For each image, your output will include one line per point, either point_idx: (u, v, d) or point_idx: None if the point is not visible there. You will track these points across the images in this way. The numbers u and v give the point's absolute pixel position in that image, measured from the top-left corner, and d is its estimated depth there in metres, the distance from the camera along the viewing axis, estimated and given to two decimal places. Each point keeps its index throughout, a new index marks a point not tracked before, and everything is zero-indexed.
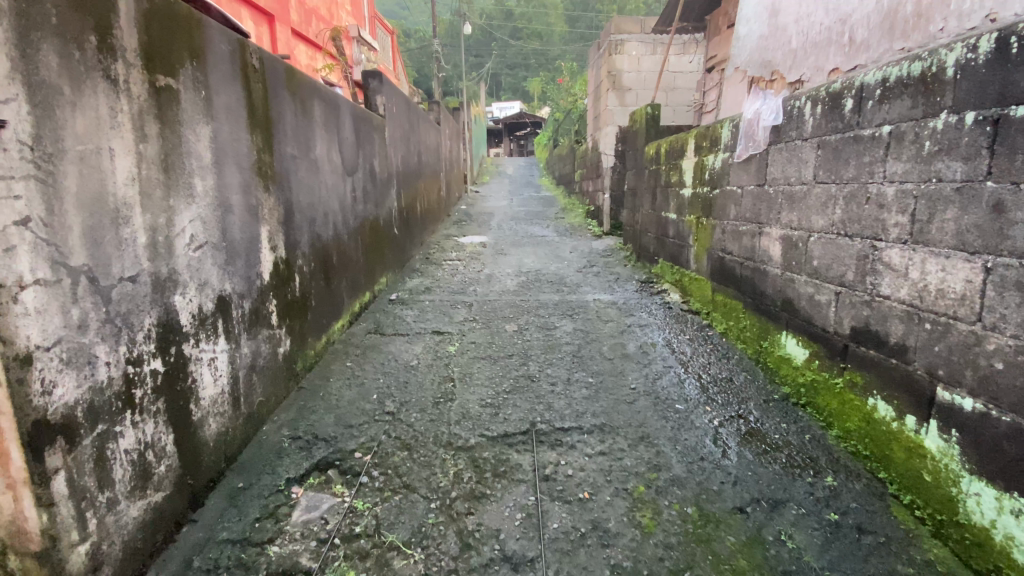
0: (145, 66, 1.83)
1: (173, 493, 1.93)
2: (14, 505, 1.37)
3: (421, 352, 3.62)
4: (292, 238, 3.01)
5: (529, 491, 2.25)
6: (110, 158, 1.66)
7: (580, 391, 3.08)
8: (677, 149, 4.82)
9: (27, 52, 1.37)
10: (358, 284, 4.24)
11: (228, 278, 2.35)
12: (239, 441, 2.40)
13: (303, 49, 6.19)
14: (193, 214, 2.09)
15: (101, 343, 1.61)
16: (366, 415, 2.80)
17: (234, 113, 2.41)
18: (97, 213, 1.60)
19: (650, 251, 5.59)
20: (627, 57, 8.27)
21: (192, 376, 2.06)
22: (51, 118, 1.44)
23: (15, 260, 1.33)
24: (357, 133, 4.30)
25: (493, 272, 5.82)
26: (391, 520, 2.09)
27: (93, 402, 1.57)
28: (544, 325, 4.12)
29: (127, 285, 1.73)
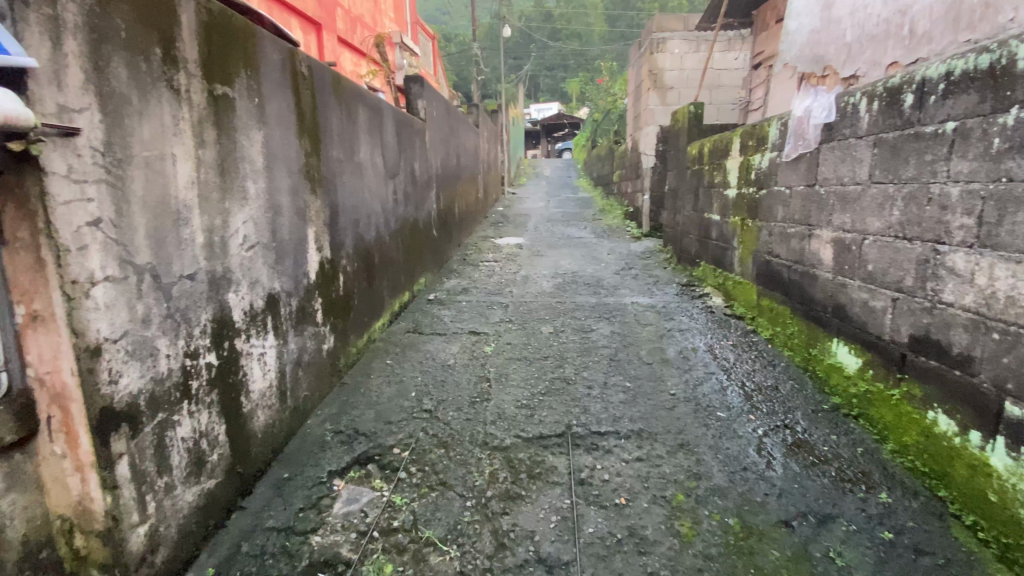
0: (205, 77, 1.94)
1: (225, 481, 2.03)
2: (82, 487, 1.47)
3: (457, 352, 3.66)
4: (337, 239, 3.11)
5: (564, 494, 2.24)
6: (172, 162, 1.77)
7: (617, 395, 3.04)
8: (722, 148, 4.69)
9: (99, 65, 1.48)
10: (398, 284, 4.33)
11: (277, 277, 2.45)
12: (285, 434, 2.50)
13: (349, 57, 6.40)
14: (245, 216, 2.19)
15: (161, 337, 1.71)
16: (404, 412, 2.86)
17: (285, 119, 2.52)
18: (159, 215, 1.71)
19: (692, 253, 5.45)
20: (670, 56, 8.06)
21: (243, 370, 2.16)
22: (120, 126, 1.55)
23: (87, 257, 1.43)
24: (399, 137, 4.40)
25: (529, 274, 5.82)
26: (428, 516, 2.12)
27: (154, 392, 1.67)
28: (580, 328, 4.09)
29: (185, 283, 1.83)
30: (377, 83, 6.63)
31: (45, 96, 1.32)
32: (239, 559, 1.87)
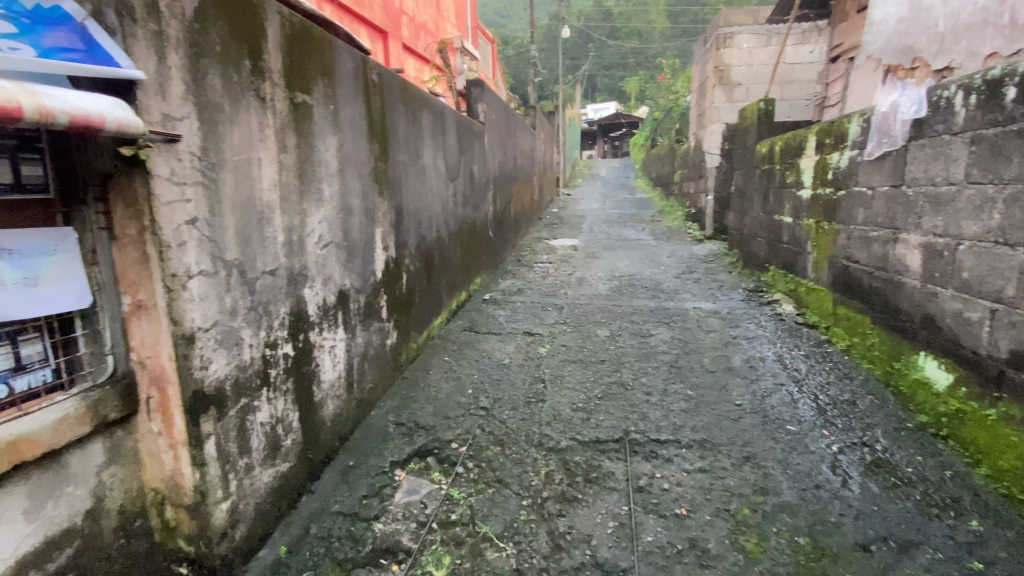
0: (287, 85, 2.07)
1: (297, 465, 2.16)
2: (175, 463, 1.62)
3: (513, 352, 3.69)
4: (401, 238, 3.23)
5: (621, 500, 2.20)
6: (257, 166, 1.90)
7: (677, 403, 2.95)
8: (795, 147, 4.44)
9: (197, 77, 1.62)
10: (456, 283, 4.43)
11: (348, 274, 2.57)
12: (351, 423, 2.62)
13: (413, 64, 6.63)
14: (321, 216, 2.32)
15: (246, 328, 1.85)
16: (462, 408, 2.92)
17: (357, 124, 2.65)
18: (246, 215, 1.84)
19: (760, 257, 5.20)
20: (737, 50, 7.75)
21: (315, 361, 2.29)
22: (215, 132, 1.69)
23: (185, 253, 1.57)
24: (460, 140, 4.50)
25: (584, 275, 5.77)
26: (485, 511, 2.16)
27: (238, 378, 1.81)
28: (638, 332, 4.00)
29: (267, 278, 1.96)
30: (439, 88, 6.82)
31: (153, 106, 1.46)
32: (309, 539, 1.99)
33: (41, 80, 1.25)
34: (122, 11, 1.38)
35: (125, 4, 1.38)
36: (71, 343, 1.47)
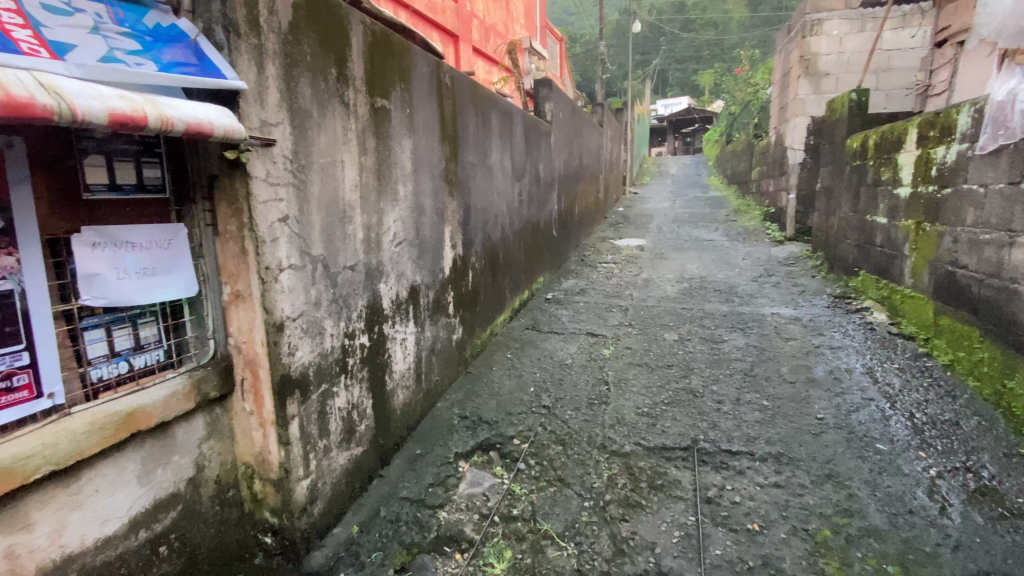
0: (368, 91, 2.18)
1: (369, 449, 2.28)
2: (264, 440, 1.77)
3: (576, 352, 3.67)
4: (469, 237, 3.31)
5: (688, 510, 2.13)
6: (341, 168, 2.03)
7: (752, 414, 2.80)
8: (892, 141, 4.06)
9: (290, 85, 1.75)
10: (519, 282, 4.47)
11: (419, 271, 2.68)
12: (418, 413, 2.73)
13: (483, 65, 6.75)
14: (395, 214, 2.43)
15: (328, 319, 1.98)
16: (524, 406, 2.95)
17: (430, 126, 2.74)
18: (330, 213, 1.97)
19: (849, 261, 4.81)
20: (826, 38, 7.17)
21: (388, 352, 2.41)
22: (305, 136, 1.82)
23: (277, 248, 1.70)
24: (527, 139, 4.53)
25: (651, 277, 5.61)
26: (546, 509, 2.17)
27: (320, 365, 1.94)
28: (709, 338, 3.84)
29: (347, 272, 2.08)
30: (507, 88, 6.90)
31: (253, 113, 1.60)
32: (379, 521, 2.09)
33: (163, 92, 1.39)
34: (228, 28, 1.52)
35: (231, 21, 1.52)
36: (181, 328, 1.65)
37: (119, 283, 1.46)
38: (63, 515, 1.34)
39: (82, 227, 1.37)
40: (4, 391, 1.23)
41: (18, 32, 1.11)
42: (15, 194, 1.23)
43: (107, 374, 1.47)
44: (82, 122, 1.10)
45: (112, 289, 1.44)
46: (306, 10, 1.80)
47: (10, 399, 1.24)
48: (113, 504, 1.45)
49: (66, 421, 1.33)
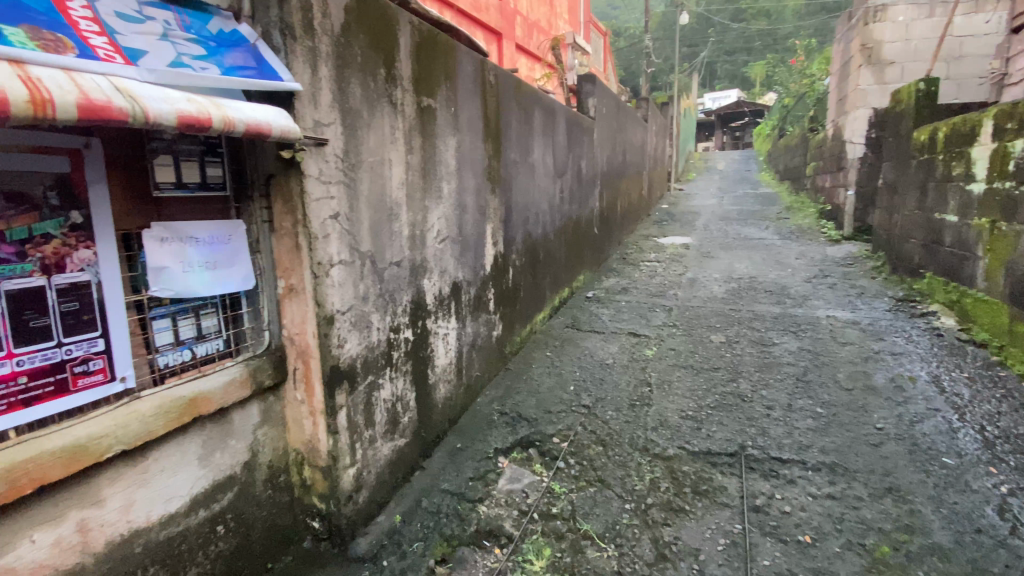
0: (415, 90, 2.22)
1: (412, 441, 2.33)
2: (314, 428, 1.84)
3: (617, 352, 3.61)
4: (510, 234, 3.32)
5: (734, 518, 2.06)
6: (388, 166, 2.07)
7: (804, 421, 2.68)
8: (964, 133, 3.78)
9: (342, 86, 1.80)
10: (559, 280, 4.44)
11: (462, 267, 2.71)
12: (459, 408, 2.76)
13: (526, 62, 6.74)
14: (439, 212, 2.46)
15: (375, 313, 2.03)
16: (564, 404, 2.93)
17: (474, 124, 2.77)
18: (378, 210, 2.02)
19: (914, 261, 4.50)
20: (891, 24, 6.72)
21: (430, 347, 2.45)
22: (355, 136, 1.87)
23: (329, 244, 1.76)
24: (569, 136, 4.50)
25: (696, 276, 5.45)
26: (586, 509, 2.15)
27: (367, 357, 2.00)
28: (759, 341, 3.69)
29: (393, 268, 2.13)
30: (550, 85, 6.86)
31: (307, 114, 1.66)
32: (420, 512, 2.14)
33: (225, 95, 1.46)
34: (285, 32, 1.58)
35: (288, 25, 1.58)
36: (238, 319, 1.74)
37: (184, 276, 1.55)
38: (131, 492, 1.43)
39: (151, 223, 1.46)
40: (81, 373, 1.33)
41: (96, 40, 1.19)
42: (93, 191, 1.32)
43: (172, 360, 1.56)
44: (154, 123, 1.17)
45: (178, 281, 1.53)
46: (357, 13, 1.85)
47: (86, 381, 1.34)
48: (176, 484, 1.54)
49: (135, 404, 1.42)
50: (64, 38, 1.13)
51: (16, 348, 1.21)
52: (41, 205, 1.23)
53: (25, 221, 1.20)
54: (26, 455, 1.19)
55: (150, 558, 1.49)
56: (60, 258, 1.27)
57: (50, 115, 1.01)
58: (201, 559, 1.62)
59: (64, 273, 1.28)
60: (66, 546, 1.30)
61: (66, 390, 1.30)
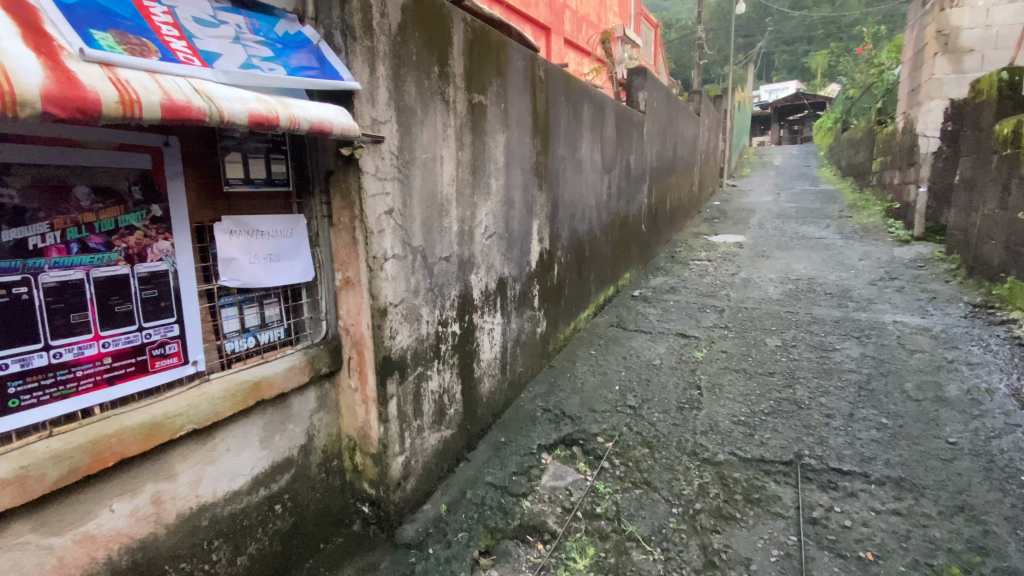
0: (466, 87, 2.24)
1: (457, 433, 2.37)
2: (366, 416, 1.90)
3: (664, 353, 3.53)
4: (556, 230, 3.31)
5: (789, 529, 1.97)
6: (440, 163, 2.11)
7: (867, 432, 2.53)
8: None
9: (398, 84, 1.85)
10: (605, 277, 4.38)
11: (508, 263, 2.72)
12: (503, 402, 2.79)
13: (574, 57, 6.66)
14: (488, 208, 2.49)
15: (425, 306, 2.08)
16: (609, 404, 2.90)
17: (523, 120, 2.77)
18: (429, 206, 2.06)
19: (995, 264, 4.15)
20: (971, 8, 6.15)
21: (476, 342, 2.48)
22: (409, 133, 1.92)
23: (383, 239, 1.82)
24: (618, 130, 4.42)
25: (750, 277, 5.24)
26: (631, 511, 2.12)
27: (417, 350, 2.05)
28: (818, 346, 3.50)
29: (442, 263, 2.17)
30: (599, 80, 6.75)
31: (365, 112, 1.71)
32: (465, 503, 2.17)
33: (290, 94, 1.52)
34: (345, 32, 1.64)
35: (348, 25, 1.63)
36: (298, 309, 1.82)
37: (250, 267, 1.64)
38: (200, 468, 1.53)
39: (221, 217, 1.55)
40: (159, 356, 1.43)
41: (176, 44, 1.26)
42: (171, 186, 1.41)
43: (238, 347, 1.66)
44: (228, 122, 1.24)
45: (245, 272, 1.62)
46: (413, 12, 1.88)
47: (163, 363, 1.44)
48: (240, 462, 1.64)
49: (204, 387, 1.51)
50: (148, 42, 1.20)
51: (103, 331, 1.31)
52: (126, 199, 1.32)
53: (112, 214, 1.30)
54: (108, 431, 1.29)
55: (215, 531, 1.59)
56: (141, 248, 1.37)
57: (137, 116, 1.09)
58: (260, 536, 1.72)
59: (145, 263, 1.38)
60: (141, 515, 1.41)
61: (145, 371, 1.40)
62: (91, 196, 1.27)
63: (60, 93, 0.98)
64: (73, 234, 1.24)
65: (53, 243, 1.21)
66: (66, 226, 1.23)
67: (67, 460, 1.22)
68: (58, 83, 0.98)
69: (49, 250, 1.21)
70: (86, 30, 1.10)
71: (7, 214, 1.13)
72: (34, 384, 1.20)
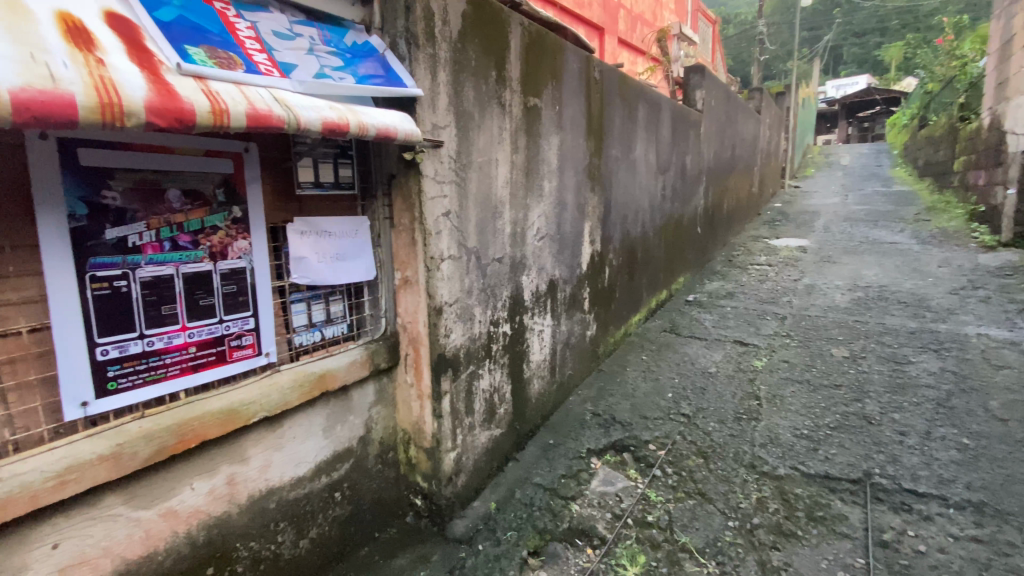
0: (522, 90, 2.27)
1: (507, 432, 2.39)
2: (421, 411, 1.97)
3: (720, 360, 3.41)
4: (608, 232, 3.27)
5: (856, 551, 1.86)
6: (495, 166, 2.15)
7: (945, 452, 2.34)
8: None
9: (457, 90, 1.89)
10: (657, 281, 4.29)
11: (559, 265, 2.72)
12: (552, 404, 2.79)
13: (628, 56, 6.54)
14: (540, 210, 2.50)
15: (478, 306, 2.12)
16: (661, 411, 2.84)
17: (577, 122, 2.76)
18: (484, 208, 2.10)
19: None
20: None
21: (527, 343, 2.50)
22: (467, 137, 1.96)
23: (441, 240, 1.87)
24: (674, 130, 4.31)
25: (814, 283, 4.96)
26: (684, 521, 2.07)
27: (470, 348, 2.09)
28: (890, 358, 3.28)
29: (496, 264, 2.21)
30: (654, 79, 6.60)
31: (426, 117, 1.77)
32: (514, 502, 2.19)
33: (358, 101, 1.60)
34: (409, 40, 1.70)
35: (412, 34, 1.70)
36: (360, 306, 1.91)
37: (318, 266, 1.73)
38: (269, 453, 1.63)
39: (293, 218, 1.65)
40: (236, 347, 1.54)
41: (258, 56, 1.36)
42: (250, 189, 1.52)
43: (306, 340, 1.76)
44: (304, 129, 1.32)
45: (314, 270, 1.72)
46: (473, 18, 1.92)
47: (239, 354, 1.55)
48: (305, 450, 1.73)
49: (274, 377, 1.62)
50: (234, 56, 1.30)
51: (189, 322, 1.42)
52: (211, 201, 1.43)
53: (199, 215, 1.41)
54: (192, 414, 1.40)
55: (282, 513, 1.68)
56: (224, 247, 1.48)
57: (226, 124, 1.18)
58: (321, 521, 1.81)
59: (226, 260, 1.49)
60: (218, 495, 1.51)
61: (224, 360, 1.51)
62: (182, 198, 1.38)
63: (161, 104, 1.07)
64: (166, 232, 1.35)
65: (148, 241, 1.33)
66: (160, 225, 1.34)
67: (156, 439, 1.33)
68: (159, 95, 1.08)
69: (145, 247, 1.32)
70: (182, 46, 1.20)
71: (111, 214, 1.25)
72: (129, 369, 1.32)
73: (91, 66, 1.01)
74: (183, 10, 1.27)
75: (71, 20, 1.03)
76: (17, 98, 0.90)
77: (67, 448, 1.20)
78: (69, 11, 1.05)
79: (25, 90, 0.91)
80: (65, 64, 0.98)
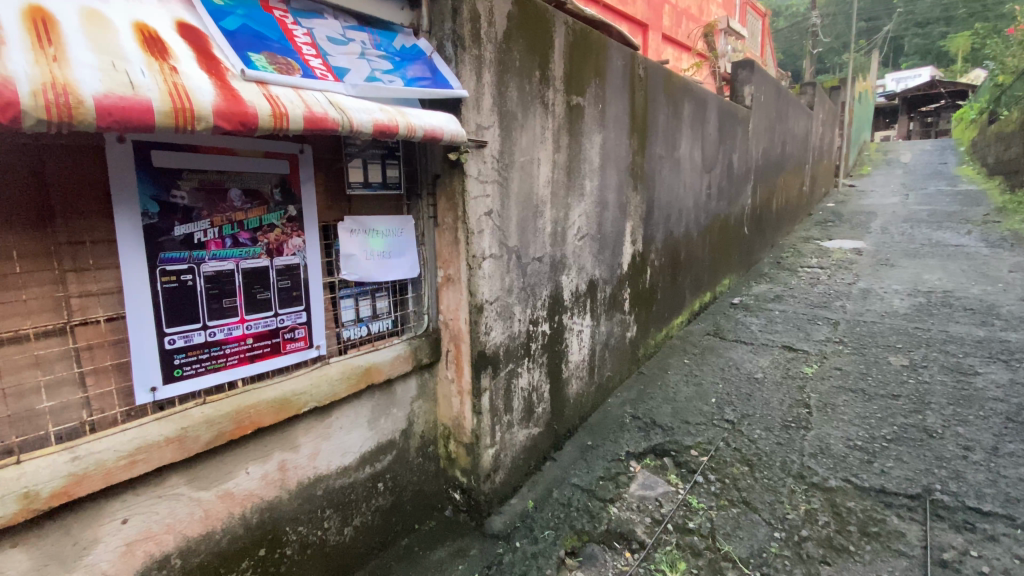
0: (566, 89, 2.26)
1: (544, 430, 2.40)
2: (460, 406, 2.01)
3: (767, 366, 3.30)
4: (651, 231, 3.22)
5: (913, 570, 1.77)
6: (537, 165, 2.15)
7: (1015, 470, 2.18)
8: None
9: (501, 90, 1.91)
10: (701, 283, 4.18)
11: (600, 265, 2.70)
12: (590, 406, 2.77)
13: (673, 53, 6.38)
14: (581, 210, 2.49)
15: (518, 305, 2.13)
16: (703, 416, 2.77)
17: (621, 120, 2.73)
18: (526, 208, 2.11)
19: None
20: None
21: (566, 342, 2.49)
22: (511, 137, 1.98)
23: (482, 239, 1.90)
24: (721, 127, 4.19)
25: (870, 288, 4.71)
26: (728, 530, 2.01)
27: (509, 346, 2.11)
28: (954, 369, 3.07)
29: (536, 263, 2.21)
30: (699, 75, 6.41)
31: (471, 118, 1.80)
32: (552, 501, 2.20)
33: (405, 103, 1.64)
34: (456, 42, 1.73)
35: (459, 36, 1.73)
36: (404, 303, 1.98)
37: (367, 263, 1.79)
38: (318, 442, 1.70)
39: (344, 217, 1.72)
40: (289, 339, 1.61)
41: (314, 61, 1.41)
42: (304, 188, 1.58)
43: (354, 334, 1.83)
44: (356, 131, 1.36)
45: (362, 267, 1.78)
46: (519, 19, 1.94)
47: (292, 346, 1.62)
48: (351, 440, 1.80)
49: (324, 368, 1.69)
50: (292, 61, 1.35)
51: (247, 315, 1.50)
52: (269, 200, 1.50)
53: (258, 213, 1.48)
54: (249, 402, 1.48)
55: (328, 501, 1.75)
56: (280, 244, 1.55)
57: (285, 127, 1.23)
58: (365, 510, 1.87)
59: (282, 257, 1.56)
60: (271, 479, 1.59)
61: (278, 351, 1.59)
62: (243, 197, 1.45)
63: (227, 108, 1.14)
64: (228, 230, 1.43)
65: (212, 238, 1.40)
66: (223, 223, 1.42)
67: (217, 425, 1.41)
68: (225, 99, 1.14)
69: (209, 243, 1.40)
70: (245, 52, 1.26)
71: (179, 212, 1.33)
72: (193, 357, 1.40)
73: (165, 73, 1.08)
74: (246, 19, 1.34)
75: (147, 31, 1.11)
76: (100, 103, 0.97)
77: (137, 430, 1.29)
78: (146, 22, 1.13)
79: (107, 96, 0.98)
80: (143, 71, 1.05)
